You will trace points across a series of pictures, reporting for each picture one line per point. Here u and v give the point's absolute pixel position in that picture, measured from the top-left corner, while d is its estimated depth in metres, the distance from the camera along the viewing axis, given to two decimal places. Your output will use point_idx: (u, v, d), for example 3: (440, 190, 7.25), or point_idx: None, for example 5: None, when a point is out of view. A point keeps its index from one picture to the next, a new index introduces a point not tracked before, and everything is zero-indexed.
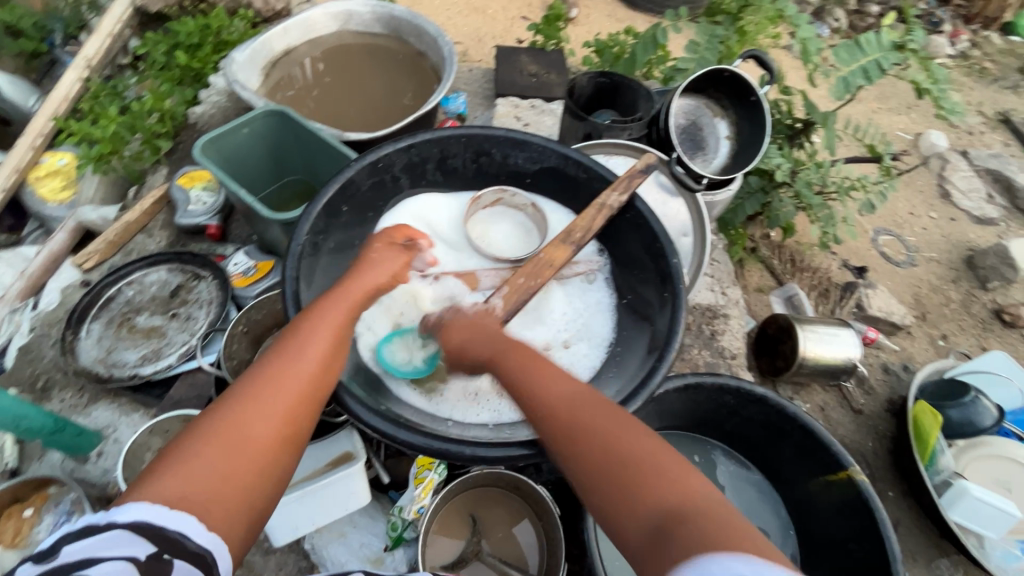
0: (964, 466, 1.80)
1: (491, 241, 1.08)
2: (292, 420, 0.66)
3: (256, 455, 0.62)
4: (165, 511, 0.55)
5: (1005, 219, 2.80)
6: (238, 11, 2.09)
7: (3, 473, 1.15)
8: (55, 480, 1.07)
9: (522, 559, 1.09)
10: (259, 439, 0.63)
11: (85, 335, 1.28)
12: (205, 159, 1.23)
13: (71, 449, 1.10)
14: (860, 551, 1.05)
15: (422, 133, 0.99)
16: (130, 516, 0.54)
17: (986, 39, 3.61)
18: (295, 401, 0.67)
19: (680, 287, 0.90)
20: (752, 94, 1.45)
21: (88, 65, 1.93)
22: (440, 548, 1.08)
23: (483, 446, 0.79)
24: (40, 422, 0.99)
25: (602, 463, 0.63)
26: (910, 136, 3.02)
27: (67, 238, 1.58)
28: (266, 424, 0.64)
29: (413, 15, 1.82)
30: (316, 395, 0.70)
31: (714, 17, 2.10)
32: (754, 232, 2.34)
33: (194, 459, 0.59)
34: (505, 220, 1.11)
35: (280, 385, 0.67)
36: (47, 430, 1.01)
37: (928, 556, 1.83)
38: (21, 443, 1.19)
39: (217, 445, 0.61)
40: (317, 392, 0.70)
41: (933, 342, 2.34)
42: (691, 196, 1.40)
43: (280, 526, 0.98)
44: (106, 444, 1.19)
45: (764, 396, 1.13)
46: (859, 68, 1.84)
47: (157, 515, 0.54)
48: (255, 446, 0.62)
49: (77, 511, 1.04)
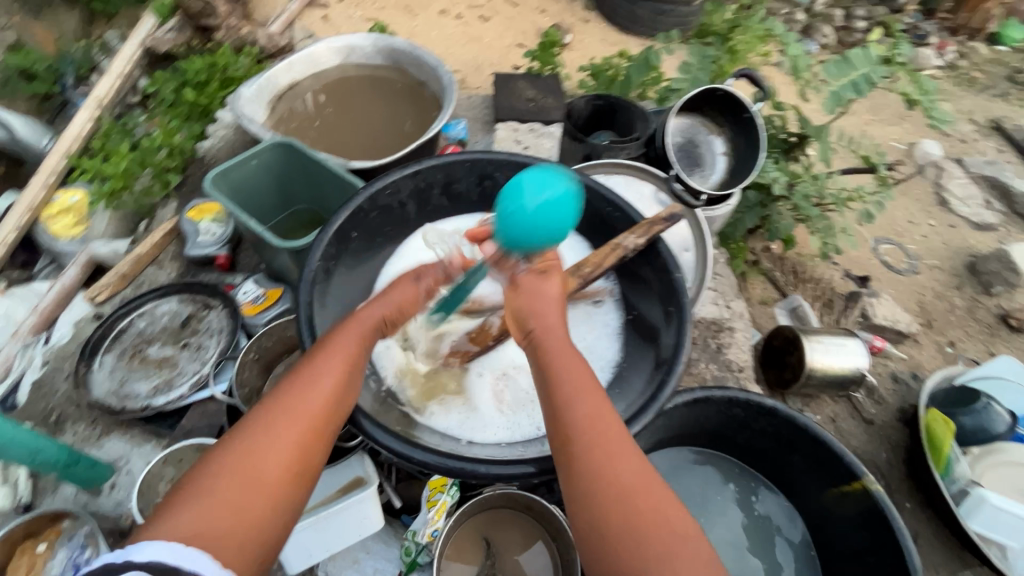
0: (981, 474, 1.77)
1: None
2: (303, 455, 0.67)
3: (265, 489, 0.63)
4: (177, 550, 0.55)
5: (1004, 224, 2.82)
6: (244, 49, 2.16)
7: (16, 508, 1.15)
8: (68, 514, 1.07)
9: None
10: (268, 472, 0.64)
11: (98, 367, 1.29)
12: (215, 193, 1.26)
13: (85, 482, 1.10)
14: (879, 563, 1.04)
15: (427, 160, 1.01)
16: (145, 556, 0.54)
17: (973, 50, 3.68)
18: (306, 437, 0.68)
19: (685, 302, 0.91)
20: (746, 111, 1.49)
21: (99, 105, 1.99)
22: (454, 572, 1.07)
23: (495, 465, 0.79)
24: (54, 455, 1.00)
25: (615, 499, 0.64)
26: (904, 146, 3.06)
27: (79, 272, 1.61)
28: (277, 460, 0.65)
29: (413, 46, 1.88)
30: (328, 429, 0.70)
31: (704, 38, 2.17)
32: (754, 245, 2.36)
33: (206, 491, 0.61)
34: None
35: (287, 419, 0.68)
36: (61, 463, 1.02)
37: (950, 568, 1.79)
38: (34, 478, 1.20)
39: (229, 479, 0.62)
40: (325, 425, 0.70)
41: (941, 349, 2.33)
42: (692, 213, 1.43)
43: (294, 554, 0.98)
44: (119, 476, 1.20)
45: (775, 408, 1.13)
46: (849, 82, 1.89)
47: (169, 556, 0.54)
48: (265, 480, 0.64)
49: (91, 544, 1.04)
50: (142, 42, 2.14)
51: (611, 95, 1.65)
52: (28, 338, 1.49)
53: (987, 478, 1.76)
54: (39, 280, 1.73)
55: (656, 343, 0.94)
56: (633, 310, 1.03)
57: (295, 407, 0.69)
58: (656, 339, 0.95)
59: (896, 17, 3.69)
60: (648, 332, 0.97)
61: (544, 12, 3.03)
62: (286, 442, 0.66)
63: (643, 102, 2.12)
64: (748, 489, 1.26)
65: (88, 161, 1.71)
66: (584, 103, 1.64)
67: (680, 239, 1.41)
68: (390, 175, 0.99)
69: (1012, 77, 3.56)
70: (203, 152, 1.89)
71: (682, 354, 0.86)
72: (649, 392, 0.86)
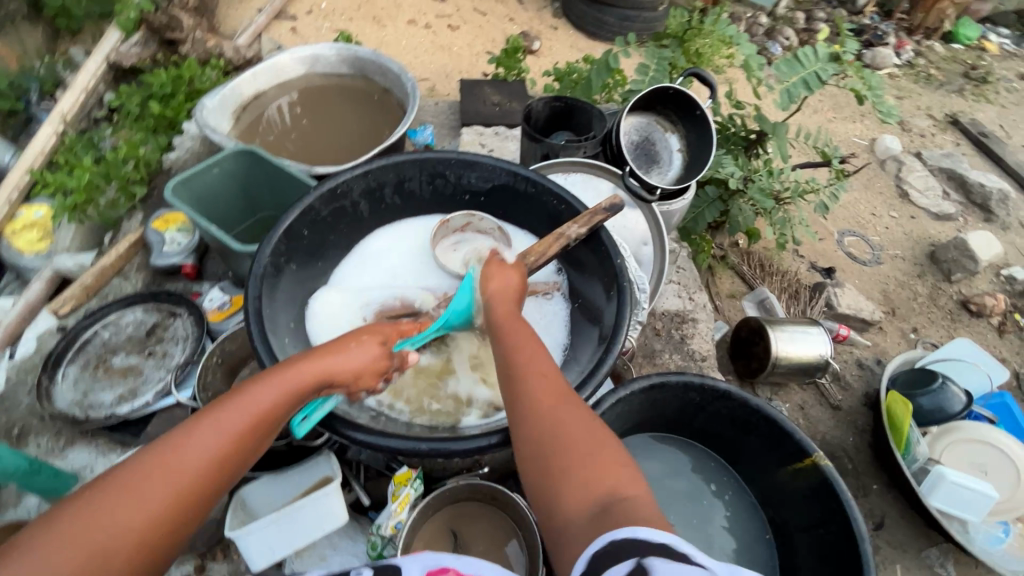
0: (941, 453, 1.84)
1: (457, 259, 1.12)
2: (169, 521, 0.64)
3: (125, 546, 0.61)
4: None
5: (963, 214, 2.92)
6: (210, 61, 2.18)
7: None
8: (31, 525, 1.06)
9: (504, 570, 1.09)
10: (129, 535, 0.61)
11: (61, 378, 1.29)
12: (176, 200, 1.27)
13: (47, 491, 1.10)
14: (829, 535, 1.08)
15: (378, 160, 1.05)
16: None
17: (930, 48, 3.82)
18: (179, 501, 0.65)
19: (624, 285, 0.96)
20: (697, 108, 1.54)
21: (63, 119, 1.99)
22: None
23: (440, 441, 0.82)
24: (14, 464, 1.00)
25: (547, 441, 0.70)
26: (866, 142, 3.16)
27: (44, 287, 1.61)
28: (139, 524, 0.62)
29: (376, 55, 1.91)
30: (205, 495, 0.67)
31: (662, 41, 2.23)
32: (721, 240, 2.42)
33: (72, 533, 0.59)
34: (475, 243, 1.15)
35: (164, 476, 0.64)
36: (21, 472, 1.02)
37: (917, 546, 1.84)
38: None
39: (84, 530, 0.59)
40: (203, 491, 0.67)
41: (904, 335, 2.40)
42: (648, 206, 1.46)
43: (258, 550, 1.00)
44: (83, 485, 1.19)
45: (727, 391, 1.17)
46: (801, 79, 1.96)
47: None
48: (118, 544, 0.60)
49: None
50: (107, 57, 2.15)
51: (570, 98, 1.70)
52: None
53: (945, 457, 1.82)
54: (3, 296, 1.71)
55: (599, 326, 0.98)
56: (582, 299, 1.07)
57: (178, 463, 0.65)
58: (600, 322, 0.99)
59: (854, 18, 3.82)
60: (594, 317, 1.02)
61: (512, 20, 3.08)
62: (163, 497, 0.64)
63: (606, 104, 2.17)
64: (709, 471, 1.30)
65: (51, 175, 1.71)
66: (544, 105, 1.68)
67: (637, 235, 1.45)
68: (340, 176, 1.02)
69: (967, 73, 3.69)
70: (170, 163, 1.89)
71: (621, 332, 0.91)
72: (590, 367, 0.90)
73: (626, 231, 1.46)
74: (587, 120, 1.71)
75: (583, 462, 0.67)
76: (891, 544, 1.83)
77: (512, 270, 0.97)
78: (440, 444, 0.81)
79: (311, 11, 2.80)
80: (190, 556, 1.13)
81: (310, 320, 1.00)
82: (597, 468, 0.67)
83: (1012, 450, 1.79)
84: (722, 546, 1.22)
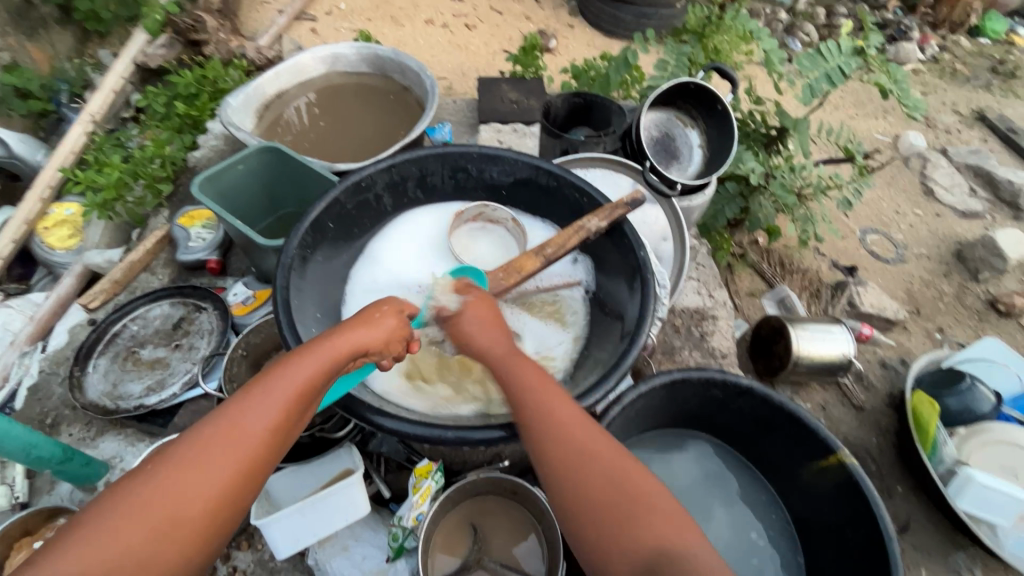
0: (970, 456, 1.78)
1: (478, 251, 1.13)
2: (227, 492, 0.65)
3: (185, 517, 0.62)
4: None
5: (990, 211, 2.84)
6: (233, 62, 2.22)
7: (13, 507, 1.18)
8: (64, 511, 1.09)
9: (524, 563, 1.10)
10: (193, 503, 0.63)
11: (92, 370, 1.33)
12: (203, 196, 1.30)
13: (79, 478, 1.13)
14: (855, 534, 1.07)
15: (403, 154, 1.06)
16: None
17: (955, 43, 3.73)
18: (234, 471, 0.66)
19: (647, 277, 0.96)
20: (719, 103, 1.53)
21: (92, 119, 2.05)
22: (440, 559, 1.08)
23: (466, 428, 0.82)
24: (49, 451, 1.03)
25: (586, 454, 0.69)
26: (889, 138, 3.10)
27: (75, 282, 1.65)
28: (197, 494, 0.63)
29: (396, 53, 1.93)
30: (258, 465, 0.68)
31: (680, 37, 2.21)
32: (740, 238, 2.39)
33: (141, 504, 0.61)
34: (489, 231, 1.17)
35: (225, 446, 0.66)
36: (56, 459, 1.05)
37: (943, 550, 1.79)
38: (31, 478, 1.23)
39: (157, 497, 0.62)
40: (257, 461, 0.67)
41: (929, 335, 2.35)
42: (668, 203, 1.46)
43: (283, 538, 1.01)
44: (113, 473, 1.23)
45: (750, 387, 1.15)
46: (823, 74, 1.93)
47: None
48: (184, 513, 0.62)
49: None
50: (134, 59, 2.20)
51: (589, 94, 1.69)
52: (25, 346, 1.52)
53: (974, 458, 1.78)
54: (35, 291, 1.77)
55: (624, 319, 0.97)
56: (602, 293, 1.07)
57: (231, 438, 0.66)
58: (623, 317, 0.99)
59: (877, 13, 3.75)
60: (617, 310, 1.01)
61: (529, 19, 3.08)
62: (219, 468, 0.65)
63: (624, 101, 2.17)
64: (731, 467, 1.29)
65: (81, 172, 1.75)
66: (563, 100, 1.69)
67: (657, 231, 1.45)
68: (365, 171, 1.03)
69: (995, 68, 3.60)
70: (195, 162, 1.93)
71: (645, 326, 0.90)
72: (613, 361, 0.90)
73: (646, 227, 1.44)
74: (606, 116, 1.71)
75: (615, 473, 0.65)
76: (916, 548, 1.79)
77: (531, 260, 0.99)
78: (465, 432, 0.82)
79: (331, 11, 2.83)
80: (216, 545, 1.15)
81: (335, 311, 1.00)
82: None
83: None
84: (744, 540, 1.22)
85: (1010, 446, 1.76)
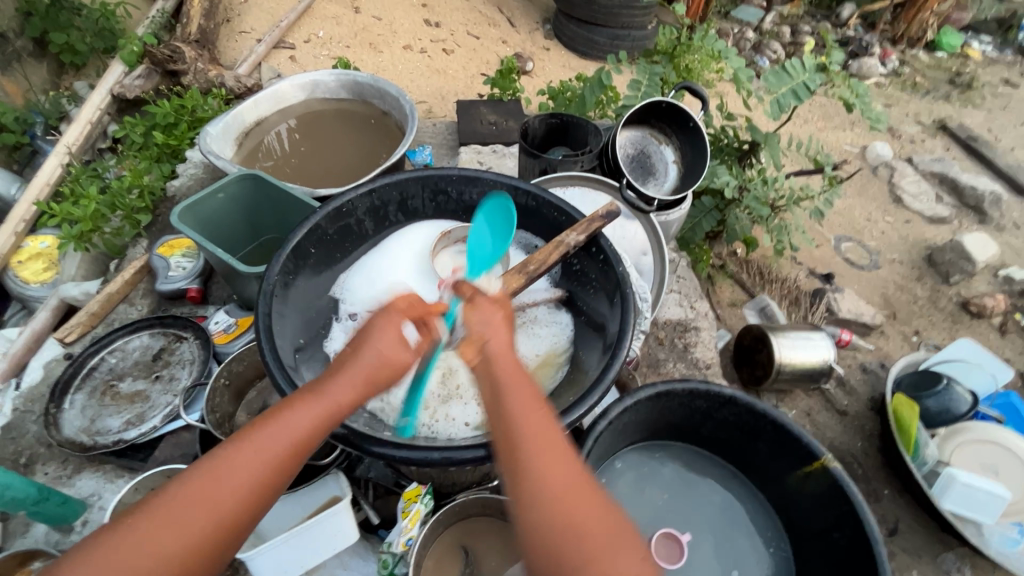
0: (952, 454, 1.82)
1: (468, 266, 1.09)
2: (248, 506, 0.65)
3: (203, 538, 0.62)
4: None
5: (957, 216, 2.95)
6: (212, 91, 2.23)
7: None
8: (40, 553, 1.05)
9: None
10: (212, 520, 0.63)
11: (68, 406, 1.29)
12: (183, 225, 1.29)
13: (55, 519, 1.09)
14: (843, 538, 1.08)
15: (383, 178, 1.08)
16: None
17: (914, 57, 3.91)
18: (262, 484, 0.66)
19: (627, 291, 0.97)
20: (690, 120, 1.58)
21: (68, 151, 2.03)
22: None
23: (456, 448, 0.82)
24: (23, 492, 1.00)
25: (554, 498, 0.64)
26: (857, 149, 3.21)
27: (50, 316, 1.62)
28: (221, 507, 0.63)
29: (374, 79, 1.96)
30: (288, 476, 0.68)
31: (652, 58, 2.28)
32: (719, 250, 2.44)
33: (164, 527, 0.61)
34: None
35: (251, 461, 0.65)
36: (30, 500, 1.02)
37: (932, 551, 1.81)
38: (4, 521, 1.18)
39: (176, 511, 0.62)
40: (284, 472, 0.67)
41: (906, 338, 2.40)
42: (646, 218, 1.48)
43: (269, 571, 0.99)
44: (91, 512, 1.19)
45: (734, 396, 1.17)
46: (790, 90, 2.00)
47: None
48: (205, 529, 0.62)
49: None
50: (111, 90, 2.20)
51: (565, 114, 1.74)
52: None
53: (956, 458, 1.81)
54: (9, 326, 1.73)
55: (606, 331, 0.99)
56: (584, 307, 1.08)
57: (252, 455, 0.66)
58: (605, 331, 1.00)
59: (838, 31, 3.91)
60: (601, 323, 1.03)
61: (505, 43, 3.15)
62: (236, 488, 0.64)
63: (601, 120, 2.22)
64: (718, 477, 1.30)
65: (57, 205, 1.73)
66: (539, 121, 1.73)
67: (637, 245, 1.47)
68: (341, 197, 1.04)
69: (953, 80, 3.77)
70: (173, 191, 1.92)
71: (626, 339, 0.92)
72: (597, 374, 0.91)
73: (625, 242, 1.48)
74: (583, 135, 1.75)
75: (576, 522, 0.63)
76: (906, 550, 1.81)
77: (514, 279, 0.99)
78: (453, 452, 0.81)
79: (309, 40, 2.86)
80: None
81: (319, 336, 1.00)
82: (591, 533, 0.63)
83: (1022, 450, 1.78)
84: (734, 549, 1.23)
85: (991, 444, 1.80)
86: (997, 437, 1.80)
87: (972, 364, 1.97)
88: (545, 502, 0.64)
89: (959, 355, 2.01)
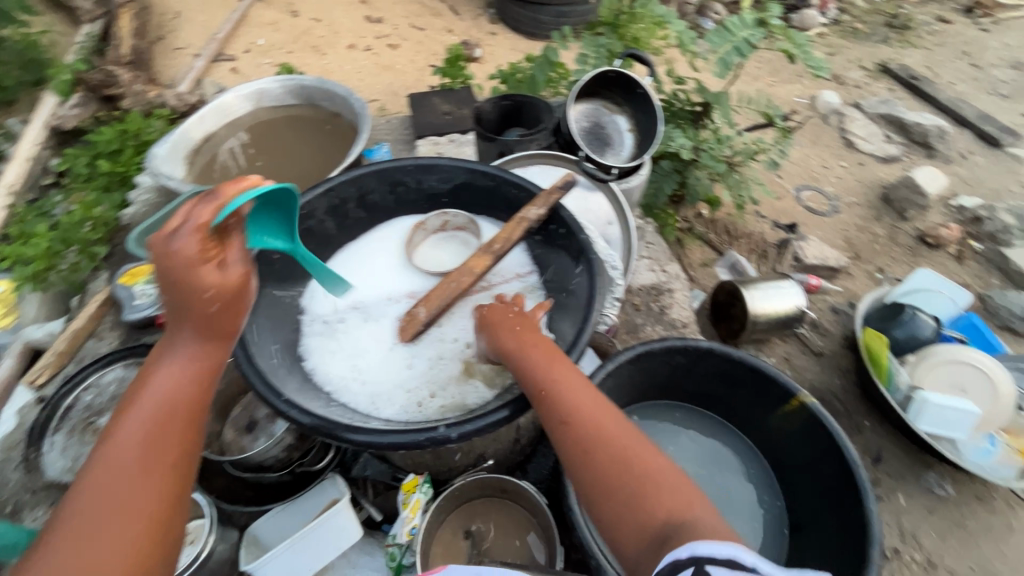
0: (921, 378, 1.90)
1: (436, 260, 1.16)
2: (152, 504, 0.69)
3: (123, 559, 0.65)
4: None
5: (906, 154, 3.05)
6: (154, 112, 2.16)
7: None
8: None
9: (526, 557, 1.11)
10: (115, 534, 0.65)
11: (48, 448, 1.27)
12: (138, 249, 1.25)
13: None
14: (829, 469, 1.12)
15: (339, 177, 1.07)
16: None
17: (851, 4, 4.00)
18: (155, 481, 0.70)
19: (592, 255, 0.99)
20: (638, 87, 1.61)
21: (11, 191, 1.96)
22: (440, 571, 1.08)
23: (452, 426, 0.83)
24: (13, 539, 0.97)
25: (606, 450, 0.76)
26: (806, 100, 3.29)
27: (16, 362, 1.58)
28: (123, 519, 0.66)
29: (320, 81, 1.94)
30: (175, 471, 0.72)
31: (597, 31, 2.30)
32: (685, 213, 2.49)
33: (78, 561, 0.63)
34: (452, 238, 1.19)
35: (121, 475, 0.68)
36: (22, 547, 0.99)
37: (915, 473, 1.90)
38: None
39: (78, 546, 0.63)
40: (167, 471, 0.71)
41: (871, 276, 2.49)
42: (607, 187, 1.51)
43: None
44: None
45: (710, 348, 1.20)
46: (732, 47, 2.03)
47: None
48: (119, 549, 0.65)
49: None
50: (47, 122, 2.11)
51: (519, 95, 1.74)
52: None
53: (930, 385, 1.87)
54: None
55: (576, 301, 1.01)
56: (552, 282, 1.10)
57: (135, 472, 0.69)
58: (574, 295, 1.02)
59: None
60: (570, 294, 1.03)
61: (451, 32, 3.12)
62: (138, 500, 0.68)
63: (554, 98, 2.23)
64: (705, 426, 1.36)
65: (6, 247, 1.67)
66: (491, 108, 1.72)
67: (602, 216, 1.49)
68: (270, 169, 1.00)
69: (890, 23, 3.88)
70: (127, 218, 1.85)
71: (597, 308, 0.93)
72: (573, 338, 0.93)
73: (590, 214, 1.49)
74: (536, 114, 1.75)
75: (618, 466, 0.74)
76: (891, 475, 1.89)
77: (482, 259, 1.02)
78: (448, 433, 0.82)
79: (249, 49, 2.79)
80: None
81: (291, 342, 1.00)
82: (632, 474, 0.73)
83: (988, 366, 1.83)
84: (729, 493, 1.29)
85: (960, 364, 1.85)
86: (967, 358, 1.85)
87: (935, 292, 2.00)
88: (590, 457, 0.76)
89: (923, 284, 2.03)
